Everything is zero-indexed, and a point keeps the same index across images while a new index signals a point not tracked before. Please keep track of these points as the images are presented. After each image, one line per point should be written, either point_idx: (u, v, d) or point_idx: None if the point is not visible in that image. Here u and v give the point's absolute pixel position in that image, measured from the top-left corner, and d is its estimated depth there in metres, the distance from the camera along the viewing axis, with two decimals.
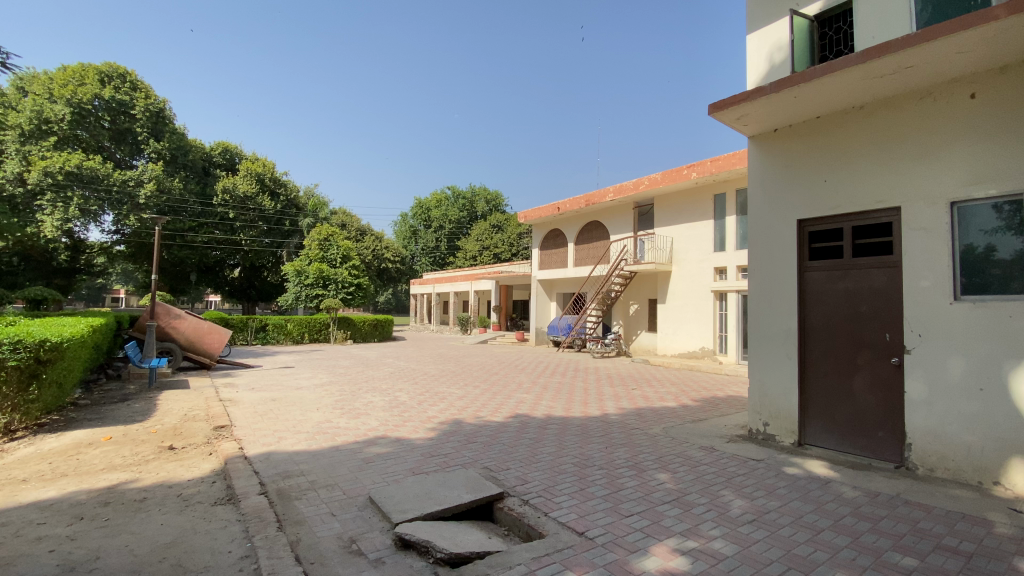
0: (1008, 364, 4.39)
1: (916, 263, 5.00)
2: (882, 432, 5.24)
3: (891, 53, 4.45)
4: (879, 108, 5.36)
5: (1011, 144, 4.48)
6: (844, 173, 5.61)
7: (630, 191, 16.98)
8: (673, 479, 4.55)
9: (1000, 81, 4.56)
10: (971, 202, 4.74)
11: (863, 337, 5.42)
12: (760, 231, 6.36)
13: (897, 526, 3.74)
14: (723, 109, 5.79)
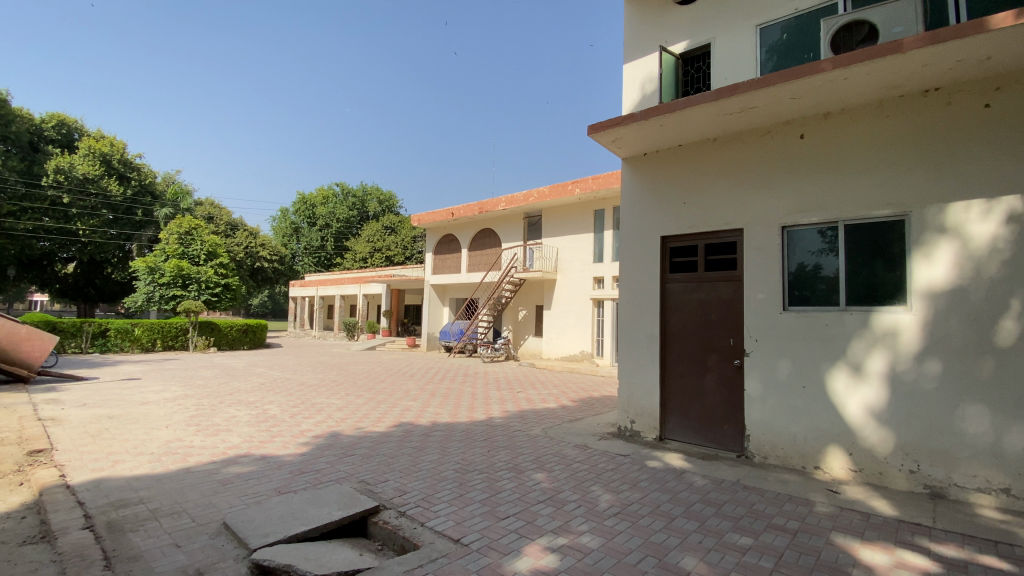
0: (822, 364, 5.27)
1: (756, 278, 5.80)
2: (728, 425, 5.97)
3: (738, 95, 5.13)
4: (729, 142, 6.14)
5: (826, 180, 5.40)
6: (701, 196, 6.32)
7: (520, 201, 17.51)
8: (549, 478, 4.75)
9: (819, 127, 5.48)
10: (798, 227, 5.62)
11: (714, 342, 6.14)
12: (631, 245, 6.91)
13: (735, 509, 4.27)
14: (601, 131, 6.22)
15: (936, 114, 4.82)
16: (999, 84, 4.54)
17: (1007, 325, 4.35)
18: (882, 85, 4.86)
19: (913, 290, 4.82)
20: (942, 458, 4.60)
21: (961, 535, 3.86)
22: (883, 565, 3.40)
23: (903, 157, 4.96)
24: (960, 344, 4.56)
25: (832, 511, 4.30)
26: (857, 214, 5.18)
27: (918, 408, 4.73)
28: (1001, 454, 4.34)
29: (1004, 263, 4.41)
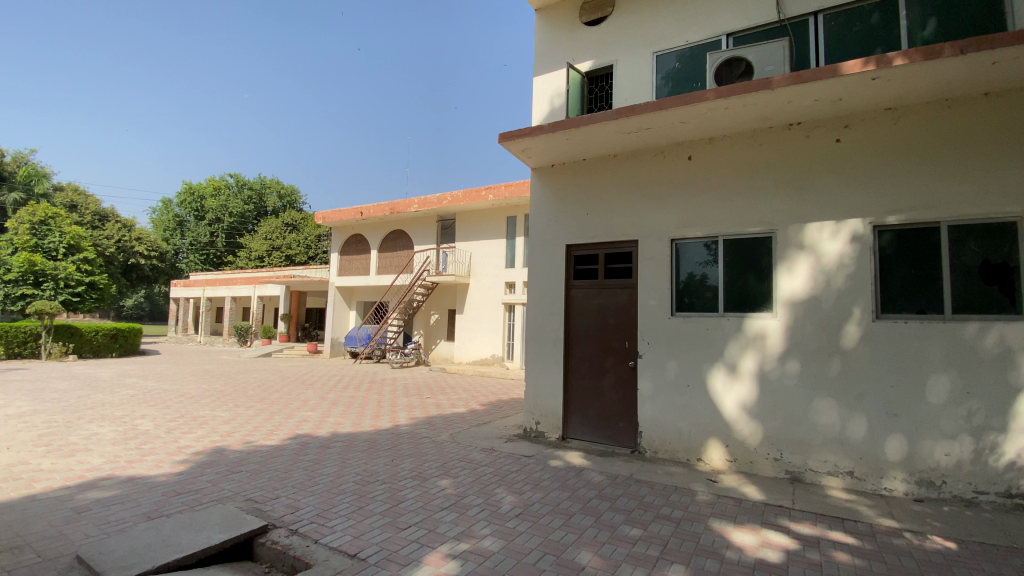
0: (704, 365, 5.81)
1: (649, 286, 6.24)
2: (623, 423, 6.34)
3: (636, 115, 5.51)
4: (627, 158, 6.56)
5: (709, 198, 5.97)
6: (603, 208, 6.68)
7: (433, 204, 17.29)
8: (453, 484, 4.72)
9: (703, 150, 6.05)
10: (684, 240, 6.15)
11: (612, 345, 6.50)
12: (537, 252, 7.12)
13: (629, 502, 4.54)
14: (510, 140, 6.35)
15: (798, 146, 5.54)
16: (845, 124, 5.34)
17: (849, 329, 5.12)
18: (755, 117, 5.49)
19: (778, 299, 5.48)
20: (800, 446, 5.27)
21: (812, 513, 4.44)
22: (751, 545, 3.80)
23: (771, 182, 5.63)
24: (813, 346, 5.27)
25: (711, 499, 4.73)
26: (735, 230, 5.78)
27: (781, 402, 5.38)
28: (845, 440, 5.07)
29: (847, 277, 5.17)
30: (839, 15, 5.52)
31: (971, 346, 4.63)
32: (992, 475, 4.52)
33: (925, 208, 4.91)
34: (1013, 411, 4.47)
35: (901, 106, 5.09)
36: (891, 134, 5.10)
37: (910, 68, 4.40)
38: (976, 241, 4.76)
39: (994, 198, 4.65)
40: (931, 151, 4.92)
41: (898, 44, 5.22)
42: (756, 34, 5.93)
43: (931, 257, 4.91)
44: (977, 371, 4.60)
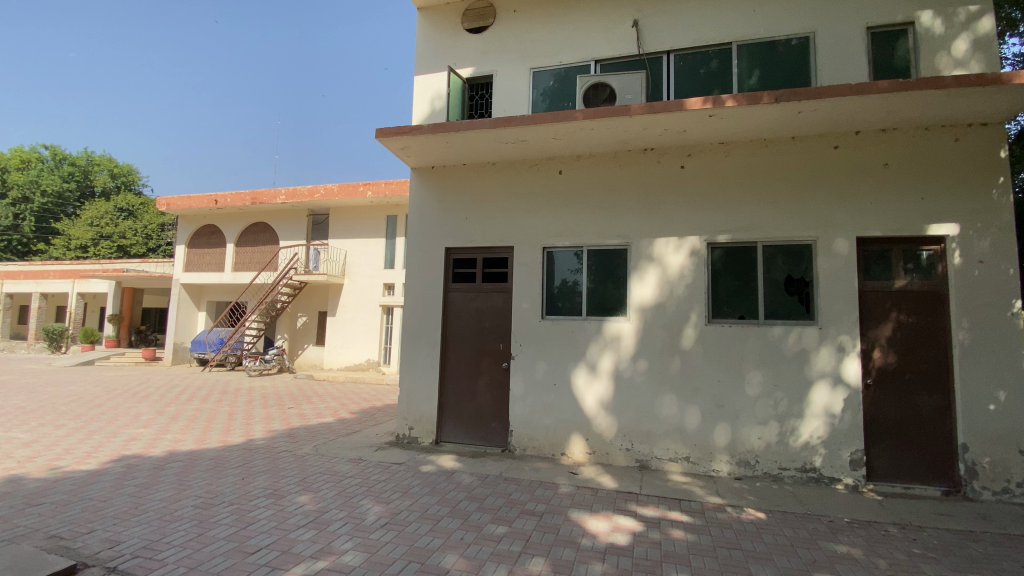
0: (569, 366, 6.21)
1: (522, 290, 6.50)
2: (496, 423, 6.51)
3: (513, 125, 5.71)
4: (504, 166, 6.77)
5: (577, 210, 6.40)
6: (480, 213, 6.80)
7: (303, 197, 16.10)
8: (314, 499, 4.44)
9: (573, 165, 6.48)
10: (555, 248, 6.51)
11: (486, 347, 6.64)
12: (414, 253, 7.01)
13: (496, 500, 4.68)
14: (387, 137, 6.17)
15: (651, 169, 6.20)
16: (688, 153, 6.10)
17: (688, 332, 5.86)
18: (618, 140, 6.02)
19: (633, 305, 6.07)
20: (648, 437, 5.88)
21: (656, 496, 4.97)
22: (604, 531, 4.14)
23: (630, 199, 6.22)
24: (660, 347, 5.93)
25: (572, 491, 5.06)
26: (599, 241, 6.28)
27: (633, 398, 5.96)
28: (683, 430, 5.79)
29: (687, 286, 5.92)
30: (687, 57, 6.29)
31: (777, 346, 5.60)
32: (790, 452, 5.49)
33: (747, 230, 5.82)
34: (805, 399, 5.49)
35: (730, 142, 5.97)
36: (724, 165, 5.95)
37: (738, 110, 5.19)
38: (782, 259, 5.76)
39: (796, 225, 5.68)
40: (752, 182, 5.86)
41: (730, 89, 6.12)
42: (621, 63, 6.51)
43: (751, 271, 5.83)
44: (781, 366, 5.57)
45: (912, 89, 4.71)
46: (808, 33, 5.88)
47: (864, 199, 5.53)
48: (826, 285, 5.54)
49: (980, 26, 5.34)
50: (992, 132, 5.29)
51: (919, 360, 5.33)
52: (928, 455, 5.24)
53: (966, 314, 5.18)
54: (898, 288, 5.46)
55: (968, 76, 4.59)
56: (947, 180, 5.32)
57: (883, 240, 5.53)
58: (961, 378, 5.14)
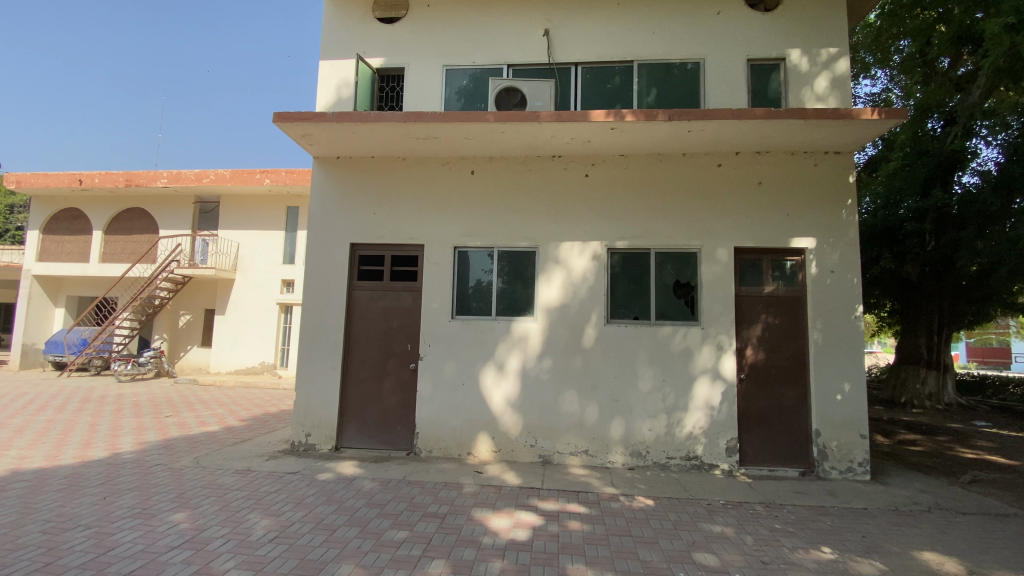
0: (476, 365, 6.24)
1: (430, 290, 6.42)
2: (401, 426, 6.37)
3: (423, 121, 5.63)
4: (414, 162, 6.64)
5: (487, 211, 6.45)
6: (388, 209, 6.61)
7: (189, 182, 14.57)
8: (192, 516, 4.05)
9: (484, 166, 6.52)
10: (465, 248, 6.51)
11: (392, 348, 6.47)
12: (316, 248, 6.64)
13: (398, 505, 4.58)
14: (288, 122, 5.79)
15: (559, 174, 6.42)
16: (593, 162, 6.41)
17: (589, 331, 6.16)
18: (528, 144, 6.17)
19: (539, 305, 6.25)
20: (550, 433, 6.09)
21: (556, 490, 5.16)
22: (504, 528, 4.22)
23: (538, 202, 6.40)
24: (563, 346, 6.17)
25: (476, 491, 5.10)
26: (508, 242, 6.38)
27: (537, 396, 6.14)
28: (582, 425, 6.07)
29: (589, 288, 6.22)
30: (594, 69, 6.60)
31: (667, 345, 6.08)
32: (676, 442, 5.98)
33: (643, 237, 6.24)
34: (689, 392, 6.01)
35: (631, 154, 6.36)
36: (624, 175, 6.34)
37: (637, 125, 5.55)
38: (673, 265, 6.26)
39: (685, 235, 6.20)
40: (649, 193, 6.30)
41: (632, 104, 6.52)
42: (532, 69, 6.66)
43: (646, 275, 6.26)
44: (670, 364, 6.05)
45: (781, 118, 5.35)
46: (699, 59, 6.43)
47: (742, 214, 6.17)
48: (709, 289, 6.11)
49: (836, 67, 6.19)
50: (842, 161, 6.15)
51: (783, 357, 6.06)
52: (788, 441, 5.97)
53: (819, 317, 5.97)
54: (768, 293, 6.16)
55: (824, 111, 5.31)
56: (807, 200, 6.11)
57: (757, 251, 6.21)
58: (815, 373, 5.93)
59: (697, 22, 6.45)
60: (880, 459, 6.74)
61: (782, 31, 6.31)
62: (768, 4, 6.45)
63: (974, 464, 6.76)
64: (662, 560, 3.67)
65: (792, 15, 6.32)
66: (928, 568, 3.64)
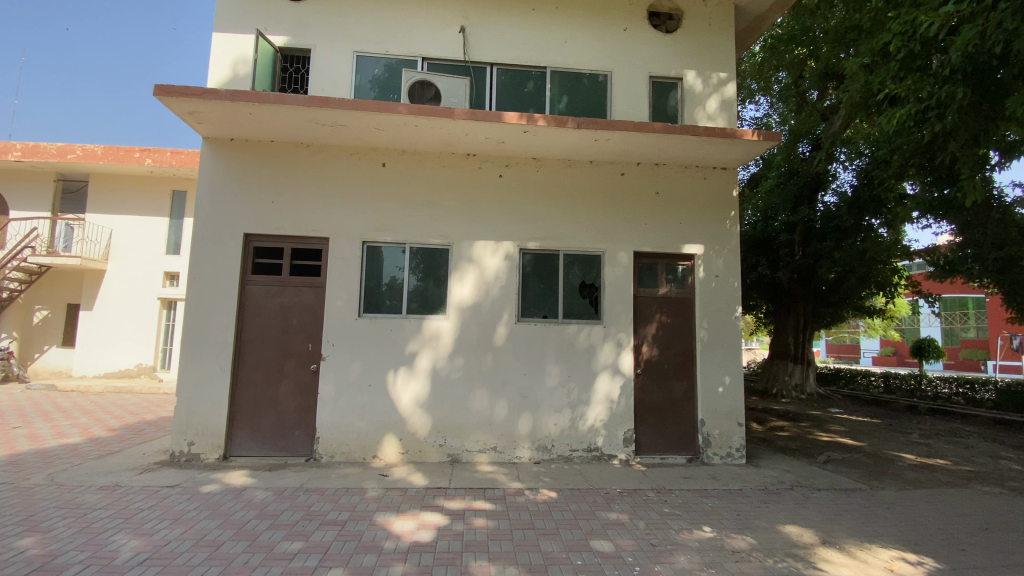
0: (383, 365, 6.06)
1: (335, 286, 6.12)
2: (299, 431, 6.00)
3: (330, 108, 5.34)
4: (320, 151, 6.28)
5: (398, 206, 6.28)
6: (289, 200, 6.19)
7: (47, 156, 12.59)
8: (41, 542, 3.52)
9: (396, 159, 6.34)
10: (373, 243, 6.27)
11: (291, 348, 6.08)
12: (205, 238, 6.05)
13: (293, 515, 4.33)
14: (173, 97, 5.22)
15: (472, 173, 6.42)
16: (506, 163, 6.49)
17: (500, 329, 6.23)
18: (441, 140, 6.10)
19: (451, 303, 6.21)
20: (459, 431, 6.08)
21: (463, 489, 5.17)
22: (408, 530, 4.14)
23: (450, 200, 6.35)
24: (474, 344, 6.19)
25: (380, 494, 4.95)
26: (419, 239, 6.26)
27: (447, 394, 6.10)
28: (491, 422, 6.14)
29: (501, 287, 6.30)
30: (508, 72, 6.68)
31: (572, 342, 6.33)
32: (579, 435, 6.25)
33: (553, 238, 6.44)
34: (592, 388, 6.32)
35: (542, 157, 6.53)
36: (536, 177, 6.50)
37: (548, 129, 5.71)
38: (580, 266, 6.53)
39: (591, 238, 6.50)
40: (559, 196, 6.51)
41: (544, 109, 6.69)
42: (447, 65, 6.60)
43: (554, 275, 6.47)
44: (575, 361, 6.31)
45: (677, 134, 5.79)
46: (608, 71, 6.77)
47: (642, 220, 6.59)
48: (612, 290, 6.47)
49: (725, 90, 6.83)
50: (727, 176, 6.80)
51: (675, 353, 6.57)
52: (678, 430, 6.48)
53: (706, 317, 6.56)
54: (663, 295, 6.64)
55: (713, 130, 5.83)
56: (698, 210, 6.68)
57: (654, 255, 6.66)
58: (701, 368, 6.50)
59: (605, 36, 6.78)
60: (754, 444, 7.55)
61: (680, 53, 6.83)
62: (669, 26, 6.94)
63: (827, 445, 7.80)
64: (562, 550, 3.82)
65: (689, 39, 6.87)
66: (787, 538, 4.13)
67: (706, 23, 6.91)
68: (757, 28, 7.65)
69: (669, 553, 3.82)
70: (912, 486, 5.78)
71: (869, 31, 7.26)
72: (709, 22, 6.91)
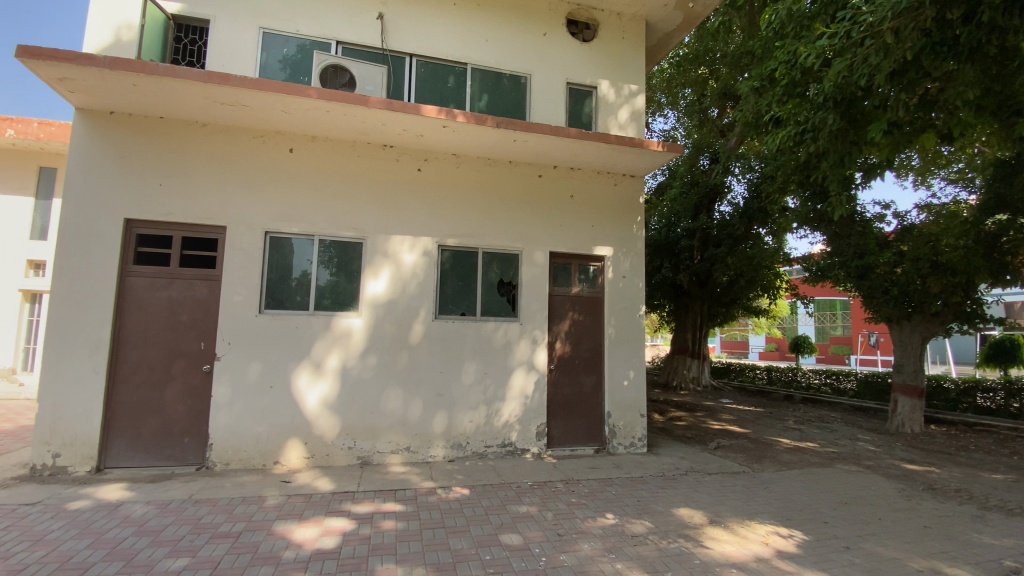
0: (288, 364, 5.68)
1: (233, 279, 5.63)
2: (189, 437, 5.46)
3: (230, 86, 4.91)
4: (218, 132, 5.76)
5: (307, 195, 5.92)
6: (180, 183, 5.61)
7: None
8: None
9: (306, 146, 5.98)
10: (278, 234, 5.86)
11: (180, 346, 5.51)
12: (75, 222, 5.31)
13: (179, 530, 3.95)
14: (35, 58, 4.51)
15: (388, 165, 6.22)
16: (424, 157, 6.36)
17: (415, 327, 6.10)
18: (355, 129, 5.84)
19: (363, 300, 5.97)
20: (371, 432, 5.88)
21: (372, 491, 5.00)
22: (310, 538, 3.93)
23: (365, 191, 6.10)
24: (388, 342, 6.01)
25: (281, 502, 4.65)
26: (329, 231, 5.94)
27: (358, 394, 5.87)
28: (405, 422, 6.00)
29: (417, 284, 6.17)
30: (428, 64, 6.53)
31: (489, 340, 6.37)
32: (493, 431, 6.31)
33: (470, 235, 6.43)
34: (507, 384, 6.40)
35: (461, 154, 6.48)
36: (455, 173, 6.44)
37: (467, 126, 5.68)
38: (498, 265, 6.58)
39: (508, 237, 6.57)
40: (477, 193, 6.51)
41: (464, 105, 6.64)
42: (363, 51, 6.32)
43: (472, 273, 6.46)
44: (490, 358, 6.35)
45: (591, 139, 6.02)
46: (527, 73, 6.87)
47: (557, 220, 6.78)
48: (528, 288, 6.59)
49: (635, 102, 7.22)
50: (636, 182, 7.20)
51: (585, 350, 6.83)
52: (588, 423, 6.76)
53: (615, 315, 6.90)
54: (576, 294, 6.88)
55: (624, 138, 6.14)
56: (609, 213, 7.00)
57: (569, 255, 6.88)
58: (610, 364, 6.82)
59: (526, 38, 6.88)
60: (656, 434, 8.08)
61: (596, 62, 7.11)
62: (586, 35, 7.21)
63: (718, 433, 8.54)
64: (471, 547, 3.83)
65: (604, 50, 7.17)
66: (681, 520, 4.46)
67: (620, 36, 7.25)
68: (665, 45, 8.15)
69: (574, 542, 3.97)
70: (787, 467, 6.50)
71: (760, 57, 8.01)
72: (622, 35, 7.26)
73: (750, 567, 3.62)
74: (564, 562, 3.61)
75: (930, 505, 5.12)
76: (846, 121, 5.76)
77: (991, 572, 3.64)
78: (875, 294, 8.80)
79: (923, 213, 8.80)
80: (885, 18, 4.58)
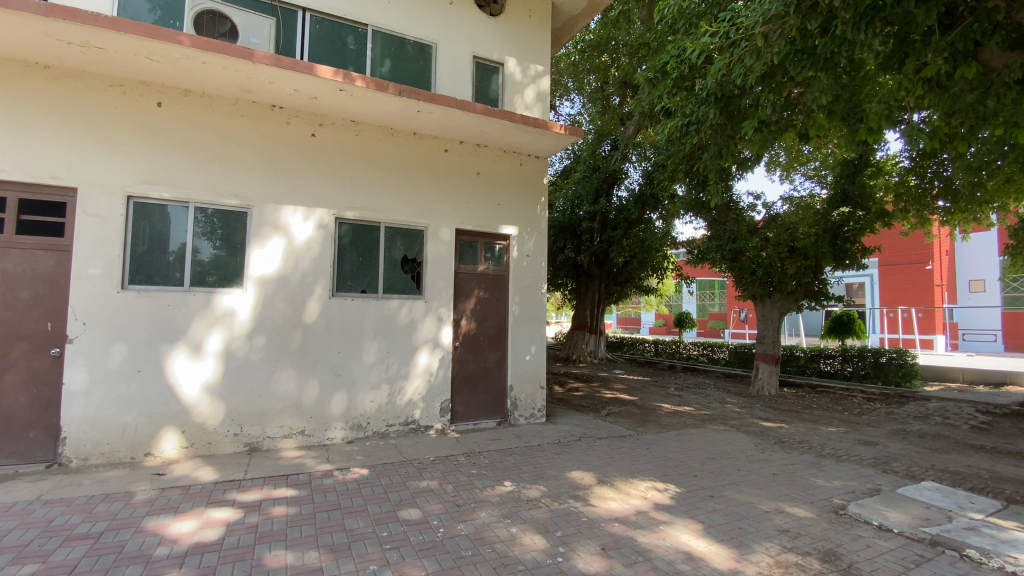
0: (159, 346, 5.10)
1: (90, 249, 4.89)
2: (34, 431, 4.72)
3: (79, 23, 4.17)
4: (64, 75, 4.88)
5: (179, 156, 5.25)
6: (15, 135, 4.70)
7: None
8: None
9: (178, 99, 5.28)
10: (144, 199, 5.15)
11: (19, 327, 4.69)
12: None
13: (20, 536, 3.45)
14: None
15: (277, 129, 5.72)
16: (319, 122, 5.95)
17: (311, 305, 5.77)
18: (239, 86, 5.27)
19: (251, 276, 5.50)
20: (260, 417, 5.51)
21: (261, 478, 4.71)
22: (187, 532, 3.61)
23: (252, 155, 5.58)
24: (279, 321, 5.62)
25: (152, 496, 4.22)
26: (209, 198, 5.35)
27: (245, 377, 5.45)
28: (298, 403, 5.70)
29: (313, 259, 5.82)
30: (324, 21, 6.00)
31: (391, 318, 6.22)
32: (396, 410, 6.22)
33: (371, 210, 6.16)
34: (411, 362, 6.32)
35: (362, 122, 6.15)
36: (354, 141, 6.10)
37: (367, 92, 5.38)
38: (401, 240, 6.39)
39: (413, 212, 6.40)
40: (379, 165, 6.24)
41: (364, 70, 6.22)
42: None
43: (374, 248, 6.22)
44: (393, 336, 6.22)
45: (496, 117, 6.00)
46: (432, 42, 6.63)
47: (463, 198, 6.74)
48: (433, 266, 6.51)
49: (541, 83, 7.33)
50: (540, 163, 7.36)
51: (488, 326, 6.92)
52: (490, 398, 6.91)
53: (517, 293, 7.07)
54: (481, 271, 6.91)
55: (527, 119, 6.19)
56: (514, 192, 7.10)
57: (474, 233, 6.88)
58: (512, 340, 7.00)
59: (431, 5, 6.63)
60: (554, 404, 8.51)
61: (502, 39, 7.07)
62: (494, 9, 7.08)
63: (610, 401, 9.23)
64: (368, 525, 3.78)
65: (511, 27, 7.15)
66: (572, 483, 4.77)
67: (527, 14, 7.28)
68: (570, 28, 8.28)
69: (471, 511, 4.07)
70: (667, 429, 7.19)
71: (655, 49, 8.51)
72: (529, 14, 7.28)
73: (631, 520, 3.98)
74: (461, 531, 3.71)
75: (780, 456, 5.97)
76: (725, 116, 6.34)
77: (819, 508, 4.35)
78: (744, 275, 9.89)
79: (786, 204, 9.88)
80: (758, 22, 5.09)
